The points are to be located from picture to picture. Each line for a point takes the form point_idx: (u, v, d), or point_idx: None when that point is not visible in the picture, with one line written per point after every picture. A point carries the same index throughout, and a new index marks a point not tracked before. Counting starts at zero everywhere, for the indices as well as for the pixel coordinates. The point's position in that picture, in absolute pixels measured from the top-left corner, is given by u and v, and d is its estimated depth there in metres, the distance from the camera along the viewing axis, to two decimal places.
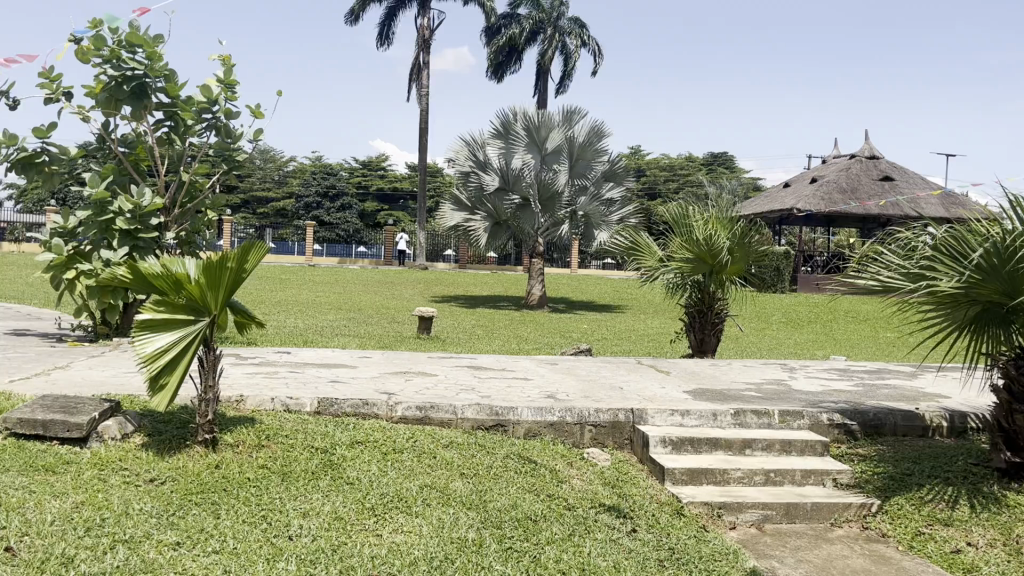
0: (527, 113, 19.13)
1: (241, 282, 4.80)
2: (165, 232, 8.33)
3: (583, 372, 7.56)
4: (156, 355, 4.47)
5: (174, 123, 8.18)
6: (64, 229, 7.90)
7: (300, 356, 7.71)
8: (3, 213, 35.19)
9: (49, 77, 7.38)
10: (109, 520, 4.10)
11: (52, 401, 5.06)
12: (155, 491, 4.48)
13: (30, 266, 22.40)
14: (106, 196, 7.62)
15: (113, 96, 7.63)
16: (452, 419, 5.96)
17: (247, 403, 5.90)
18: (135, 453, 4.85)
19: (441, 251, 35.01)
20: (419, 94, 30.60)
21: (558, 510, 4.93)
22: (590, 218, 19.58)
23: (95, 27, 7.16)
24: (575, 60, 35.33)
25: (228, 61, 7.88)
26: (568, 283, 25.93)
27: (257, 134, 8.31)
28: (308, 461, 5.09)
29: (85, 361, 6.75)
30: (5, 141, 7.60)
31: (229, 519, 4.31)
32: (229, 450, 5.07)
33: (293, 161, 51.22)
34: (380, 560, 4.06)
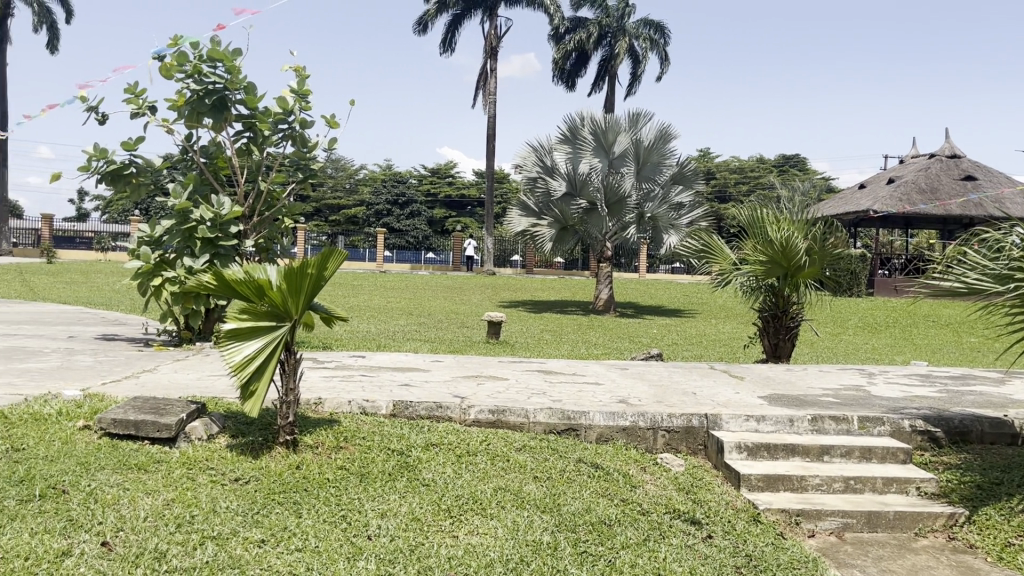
0: (594, 117, 19.22)
1: (320, 288, 4.92)
2: (244, 239, 8.60)
3: (655, 378, 7.51)
4: (245, 362, 4.62)
5: (253, 134, 8.47)
6: (150, 237, 8.19)
7: (374, 360, 7.86)
8: (91, 223, 36.81)
9: (135, 92, 7.66)
10: (198, 516, 4.25)
11: (142, 402, 5.28)
12: (241, 490, 4.63)
13: (117, 274, 23.41)
14: (189, 206, 7.92)
15: (194, 110, 7.91)
16: (524, 423, 6.00)
17: (325, 405, 6.03)
18: (220, 453, 5.02)
19: (509, 256, 35.21)
20: (487, 100, 30.83)
21: (633, 515, 4.91)
22: (658, 221, 19.37)
23: (178, 44, 7.43)
24: (644, 63, 35.01)
25: (302, 73, 8.08)
26: (636, 287, 25.75)
27: (331, 143, 8.50)
28: (385, 462, 5.19)
29: (171, 365, 7.01)
30: (95, 155, 7.95)
31: (310, 518, 4.42)
32: (310, 451, 5.21)
33: (364, 169, 52.25)
34: (457, 561, 4.12)
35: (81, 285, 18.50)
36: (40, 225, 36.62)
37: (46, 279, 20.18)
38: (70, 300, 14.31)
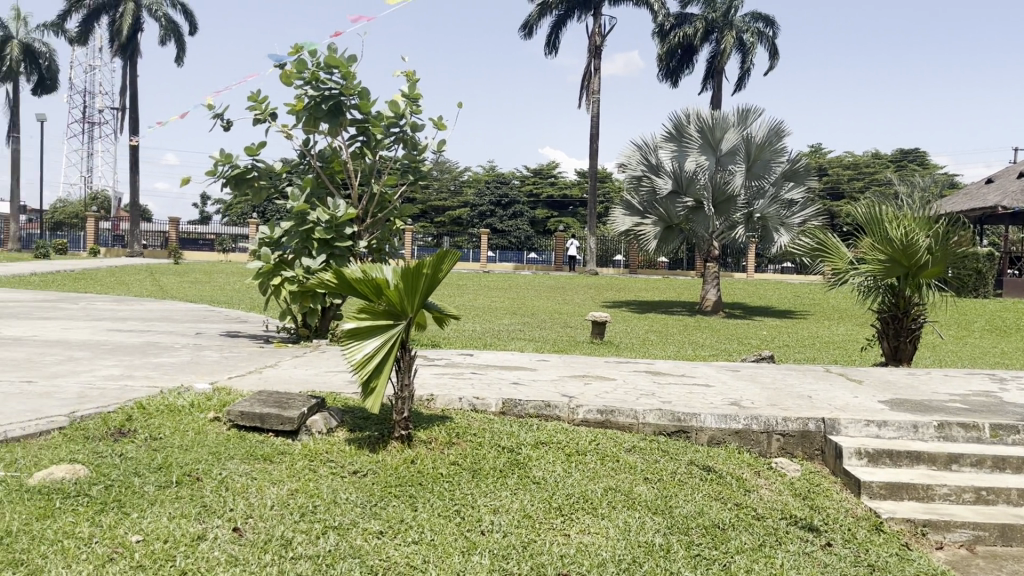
0: (701, 114, 18.78)
1: (434, 288, 5.03)
2: (358, 240, 8.87)
3: (767, 380, 7.33)
4: (365, 359, 4.79)
5: (366, 138, 8.74)
6: (270, 238, 8.55)
7: (482, 358, 7.96)
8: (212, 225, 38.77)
9: (258, 100, 8.02)
10: (320, 506, 4.42)
11: (266, 396, 5.53)
12: (360, 482, 4.79)
13: (237, 274, 24.59)
14: (307, 208, 8.25)
15: (311, 115, 8.21)
16: (633, 423, 5.96)
17: (436, 401, 6.17)
18: (339, 446, 5.21)
19: (611, 257, 35.05)
20: (590, 100, 30.77)
21: (747, 519, 4.80)
22: (768, 221, 18.91)
23: (297, 52, 7.73)
24: (752, 58, 34.02)
25: (413, 77, 8.28)
26: (743, 287, 25.18)
27: (440, 145, 8.67)
28: (496, 459, 5.26)
29: (291, 361, 7.30)
30: (222, 159, 8.37)
31: (426, 512, 4.53)
32: (423, 446, 5.33)
33: (467, 171, 53.04)
34: (570, 559, 4.13)
35: (206, 284, 19.52)
36: (167, 228, 38.82)
37: (174, 279, 21.41)
38: (195, 299, 15.12)
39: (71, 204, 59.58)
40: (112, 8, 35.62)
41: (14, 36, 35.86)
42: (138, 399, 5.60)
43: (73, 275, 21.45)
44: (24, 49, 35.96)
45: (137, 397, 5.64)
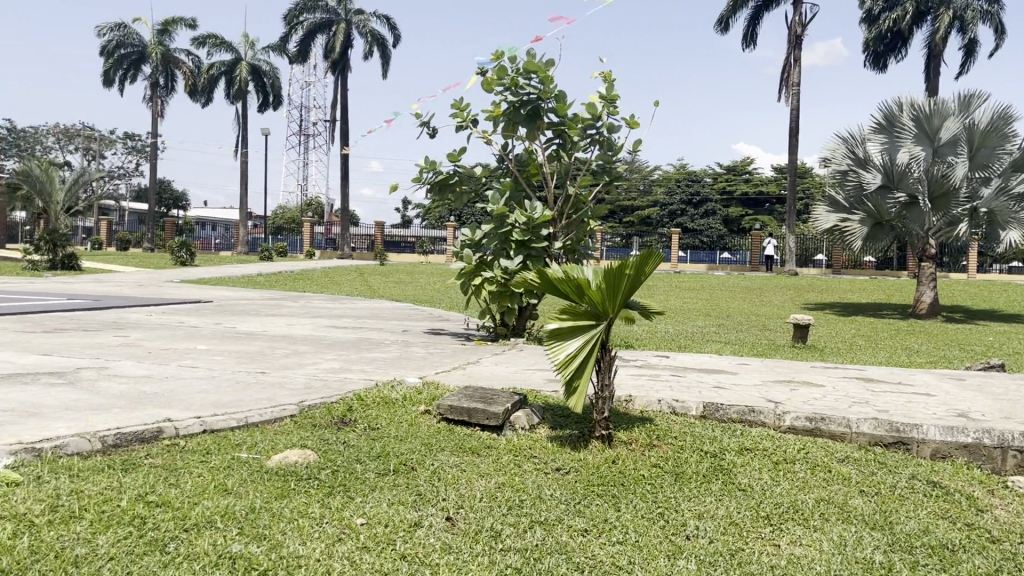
0: (916, 102, 17.43)
1: (637, 287, 5.00)
2: (554, 241, 9.02)
3: (998, 391, 6.68)
4: (568, 359, 4.86)
5: (563, 140, 8.86)
6: (471, 240, 8.86)
7: (678, 360, 7.84)
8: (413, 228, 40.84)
9: (460, 107, 8.34)
10: (526, 501, 4.53)
11: (472, 392, 5.75)
12: (563, 479, 4.86)
13: (436, 274, 25.75)
14: (506, 211, 8.51)
15: (510, 120, 8.43)
16: (845, 432, 5.64)
17: (635, 402, 6.15)
18: (542, 443, 5.32)
19: (811, 256, 33.39)
20: (789, 92, 29.46)
21: (981, 542, 4.39)
22: (995, 215, 17.07)
23: (497, 60, 7.96)
24: (974, 34, 31.58)
25: (609, 78, 8.29)
26: (963, 289, 23.13)
27: (636, 145, 8.62)
28: (699, 464, 5.16)
29: (492, 358, 7.55)
30: (426, 166, 8.78)
31: (629, 512, 4.51)
32: (624, 447, 5.33)
33: (658, 170, 52.46)
34: (781, 570, 3.96)
35: (409, 283, 20.60)
36: (372, 231, 41.34)
37: (379, 279, 22.76)
38: (400, 297, 16.02)
39: (290, 209, 64.90)
40: (327, 27, 38.38)
41: (244, 58, 39.53)
42: (357, 391, 5.99)
43: (293, 275, 23.38)
44: (252, 70, 39.58)
45: (355, 389, 6.04)
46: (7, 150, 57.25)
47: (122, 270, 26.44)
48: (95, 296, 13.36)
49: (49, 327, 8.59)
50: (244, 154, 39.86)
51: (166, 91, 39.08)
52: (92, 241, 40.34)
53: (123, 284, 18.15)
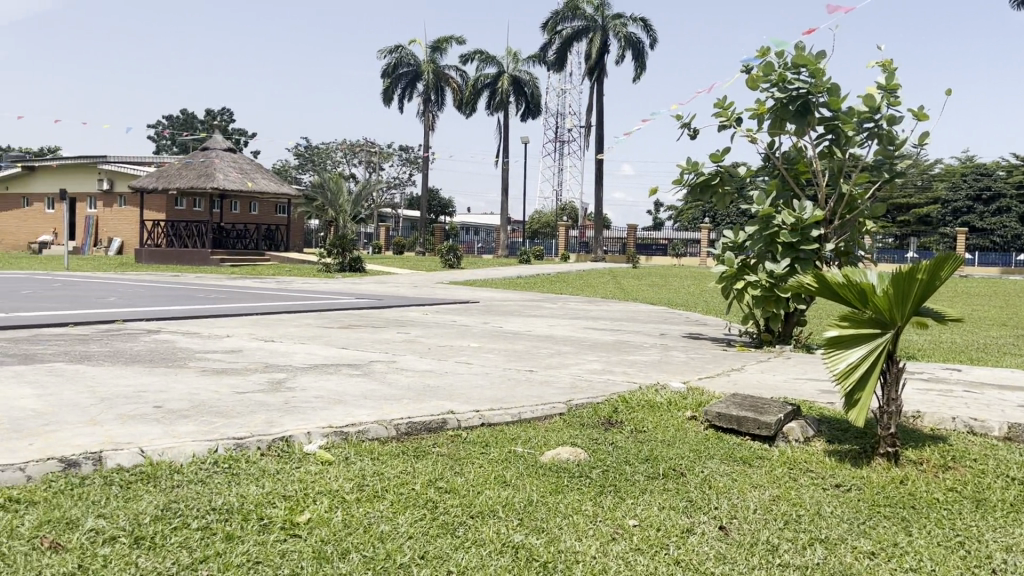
0: None
1: (932, 293, 4.56)
2: (824, 243, 8.53)
3: None
4: (850, 370, 4.56)
5: (836, 135, 8.35)
6: (735, 243, 8.66)
7: (973, 375, 7.08)
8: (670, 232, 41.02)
9: (723, 106, 8.15)
10: (804, 517, 4.28)
11: (742, 399, 5.60)
12: (844, 497, 4.55)
13: (692, 278, 25.37)
14: (772, 212, 8.22)
15: (778, 116, 8.10)
16: None
17: (925, 420, 5.66)
18: (818, 457, 5.04)
19: None
20: None
21: None
22: None
23: (764, 56, 7.68)
24: None
25: (890, 67, 7.68)
26: None
27: (921, 138, 7.91)
28: (1005, 492, 4.60)
29: (757, 365, 7.28)
30: (688, 168, 8.69)
31: (923, 538, 4.09)
32: (913, 468, 4.89)
33: (938, 165, 47.90)
34: None
35: (665, 286, 20.51)
36: (625, 234, 41.37)
37: (635, 282, 22.85)
38: (658, 300, 15.99)
39: (545, 213, 67.18)
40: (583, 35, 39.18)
41: (506, 71, 41.43)
42: (622, 393, 6.06)
43: (552, 277, 24.17)
44: (514, 81, 41.40)
45: (621, 391, 6.11)
46: (305, 165, 64.61)
47: (399, 272, 28.86)
48: (378, 296, 14.71)
49: (343, 323, 9.59)
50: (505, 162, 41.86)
51: (438, 105, 41.84)
52: (373, 246, 44.40)
53: (404, 285, 19.82)
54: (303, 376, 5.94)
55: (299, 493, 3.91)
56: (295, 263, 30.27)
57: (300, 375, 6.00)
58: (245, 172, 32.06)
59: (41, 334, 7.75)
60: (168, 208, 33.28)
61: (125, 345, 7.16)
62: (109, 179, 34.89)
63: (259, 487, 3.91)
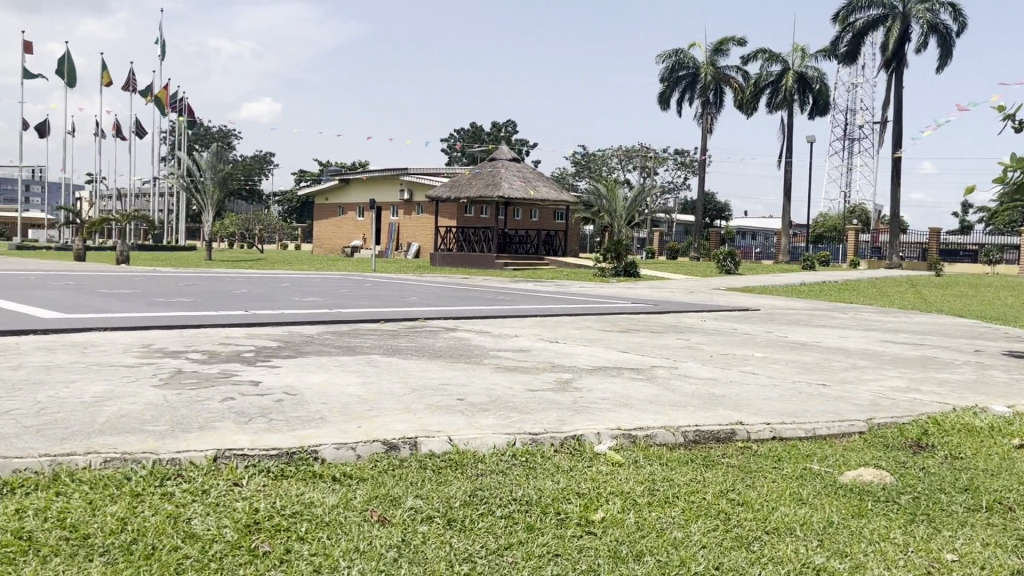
0: None
1: None
2: None
3: None
4: None
5: None
6: None
7: None
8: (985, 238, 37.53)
9: None
10: None
11: None
12: None
13: (1010, 288, 22.48)
14: None
15: None
16: None
17: None
18: None
19: None
20: None
21: None
22: None
23: None
24: None
25: None
26: None
27: None
28: None
29: None
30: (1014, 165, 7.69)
31: None
32: None
33: None
34: None
35: (977, 298, 18.36)
36: (925, 238, 37.86)
37: (939, 292, 20.72)
38: (969, 313, 14.36)
39: (830, 216, 63.22)
40: (880, 23, 36.28)
41: (792, 68, 39.48)
42: (931, 414, 5.52)
43: (840, 286, 22.65)
44: (800, 78, 39.42)
45: (930, 412, 5.57)
46: (581, 172, 66.31)
47: (676, 277, 28.67)
48: (655, 301, 14.73)
49: (621, 327, 9.72)
50: (788, 163, 39.99)
51: (718, 106, 41.26)
52: (647, 250, 44.53)
53: (680, 291, 19.64)
54: (589, 378, 6.12)
55: (592, 492, 3.95)
56: (571, 268, 31.20)
57: (587, 376, 6.18)
58: (528, 180, 33.57)
59: (360, 328, 8.71)
60: (458, 215, 36.03)
61: (428, 341, 7.83)
62: (410, 188, 38.89)
63: (555, 483, 4.02)
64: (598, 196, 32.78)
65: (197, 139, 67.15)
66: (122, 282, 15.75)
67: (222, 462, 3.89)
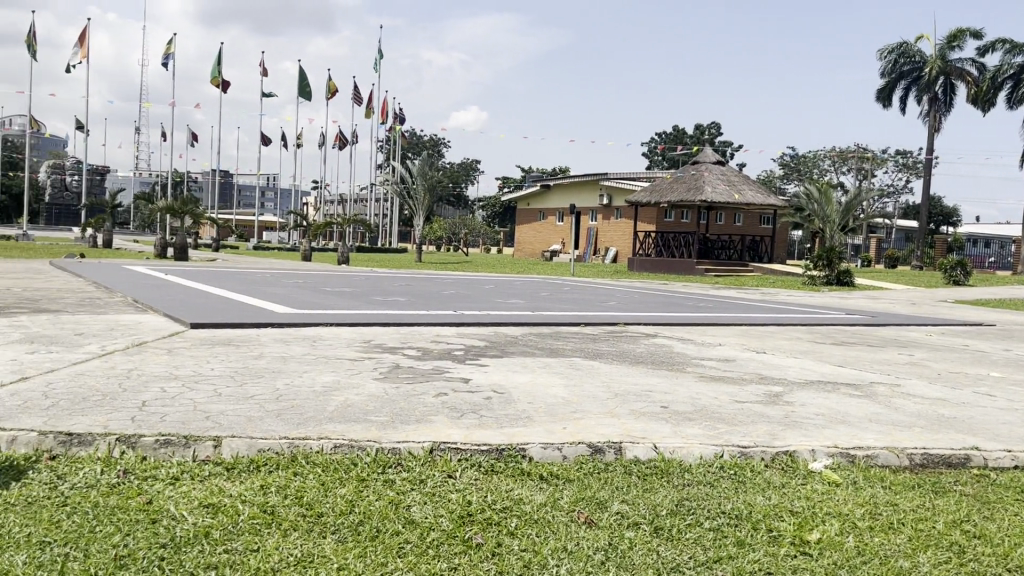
0: None
1: None
2: None
3: None
4: None
5: None
6: None
7: None
8: None
9: None
10: None
11: None
12: None
13: None
14: None
15: None
16: None
17: None
18: None
19: None
20: None
21: None
22: None
23: None
24: None
25: None
26: None
27: None
28: None
29: None
30: None
31: None
32: None
33: None
34: None
35: None
36: None
37: None
38: None
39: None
40: None
41: None
42: None
43: None
44: None
45: None
46: (789, 175, 63.48)
47: (897, 288, 26.66)
48: (873, 313, 13.81)
49: (834, 339, 9.21)
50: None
51: (947, 105, 37.91)
52: (863, 258, 41.79)
53: (901, 302, 18.30)
54: (801, 392, 5.86)
55: (807, 511, 3.68)
56: (779, 275, 29.92)
57: (798, 390, 5.92)
58: (732, 184, 32.58)
59: (562, 331, 8.85)
60: (659, 220, 35.67)
61: (630, 346, 7.82)
62: (609, 194, 38.67)
63: (766, 498, 3.79)
64: (809, 200, 31.37)
65: (409, 148, 71.21)
66: (345, 282, 16.99)
67: (438, 454, 4.09)
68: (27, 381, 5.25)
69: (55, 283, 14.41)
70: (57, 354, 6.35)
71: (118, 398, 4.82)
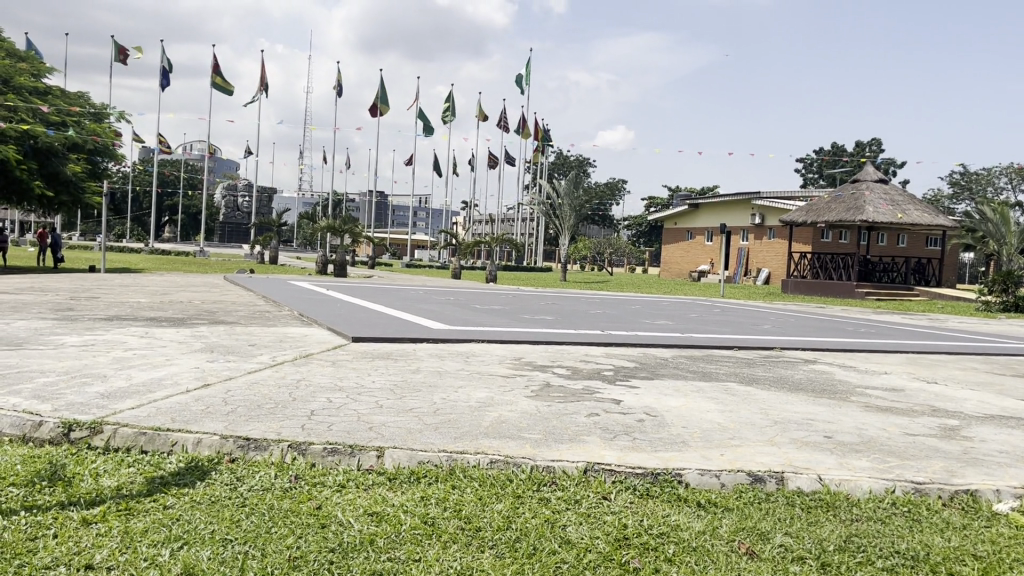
0: None
1: None
2: None
3: None
4: None
5: None
6: None
7: None
8: None
9: None
10: None
11: None
12: None
13: None
14: None
15: None
16: None
17: None
18: None
19: None
20: None
21: None
22: None
23: None
24: None
25: None
26: None
27: None
28: None
29: None
30: None
31: None
32: None
33: None
34: None
35: None
36: None
37: None
38: None
39: None
40: None
41: None
42: None
43: None
44: None
45: None
46: (960, 194, 59.33)
47: None
48: None
49: (1016, 371, 8.49)
50: None
51: None
52: None
53: None
54: (980, 427, 5.43)
55: (993, 556, 3.35)
56: (948, 301, 28.07)
57: (977, 425, 5.50)
58: (895, 204, 30.77)
59: (716, 355, 8.63)
60: (814, 240, 34.36)
61: (787, 372, 7.54)
62: (761, 214, 37.47)
63: (946, 540, 3.50)
64: (983, 220, 29.21)
65: (556, 167, 72.23)
66: (495, 299, 17.39)
67: (592, 474, 4.09)
68: (208, 388, 5.62)
69: (232, 296, 15.50)
70: (234, 362, 6.83)
71: (289, 407, 5.11)
